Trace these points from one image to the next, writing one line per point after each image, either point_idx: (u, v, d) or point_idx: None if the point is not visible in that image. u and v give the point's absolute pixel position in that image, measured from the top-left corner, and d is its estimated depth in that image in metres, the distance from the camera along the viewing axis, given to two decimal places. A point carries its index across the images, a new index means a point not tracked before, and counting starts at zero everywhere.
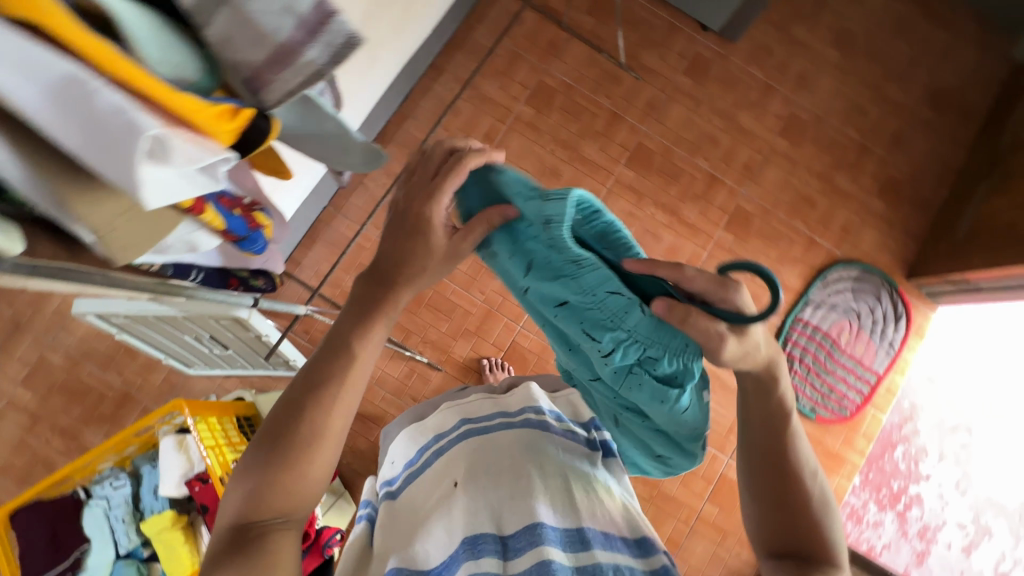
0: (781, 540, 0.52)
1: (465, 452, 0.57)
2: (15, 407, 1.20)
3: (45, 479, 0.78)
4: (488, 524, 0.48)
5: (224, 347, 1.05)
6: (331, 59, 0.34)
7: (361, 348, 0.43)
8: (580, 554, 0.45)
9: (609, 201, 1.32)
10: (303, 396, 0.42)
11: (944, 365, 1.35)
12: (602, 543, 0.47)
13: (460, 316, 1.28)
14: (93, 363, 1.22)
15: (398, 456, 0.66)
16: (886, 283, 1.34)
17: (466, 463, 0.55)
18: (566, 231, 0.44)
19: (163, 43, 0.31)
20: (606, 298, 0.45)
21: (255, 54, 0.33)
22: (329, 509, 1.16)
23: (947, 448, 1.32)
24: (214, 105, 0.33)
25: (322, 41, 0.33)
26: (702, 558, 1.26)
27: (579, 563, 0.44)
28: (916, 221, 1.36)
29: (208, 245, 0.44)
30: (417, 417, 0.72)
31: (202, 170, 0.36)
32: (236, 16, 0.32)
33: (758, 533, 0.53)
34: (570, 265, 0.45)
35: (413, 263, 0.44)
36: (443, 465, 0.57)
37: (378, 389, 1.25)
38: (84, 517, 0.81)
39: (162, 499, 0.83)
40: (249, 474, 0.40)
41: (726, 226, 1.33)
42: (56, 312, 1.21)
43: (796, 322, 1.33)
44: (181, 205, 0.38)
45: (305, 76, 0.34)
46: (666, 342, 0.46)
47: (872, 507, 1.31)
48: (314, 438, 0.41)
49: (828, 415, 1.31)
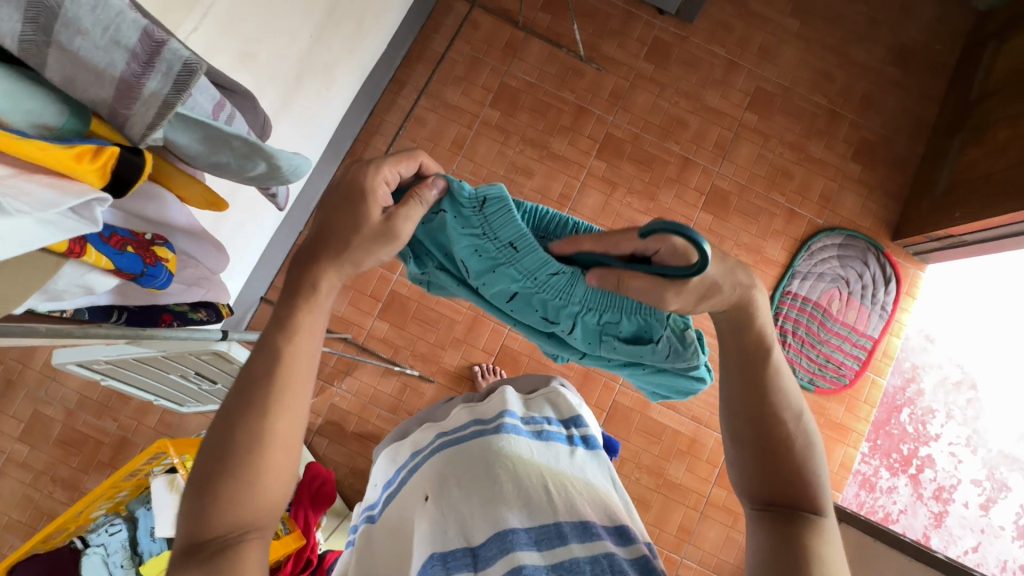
0: (769, 489, 0.50)
1: (438, 466, 0.56)
2: (14, 463, 1.20)
3: (41, 530, 0.80)
4: (459, 536, 0.48)
5: (211, 382, 1.05)
6: (174, 87, 0.37)
7: (299, 342, 0.45)
8: (556, 551, 0.45)
9: (584, 196, 1.31)
10: (242, 405, 0.43)
11: (941, 323, 1.33)
12: (579, 535, 0.47)
13: (447, 326, 1.28)
14: (87, 411, 1.22)
15: (380, 479, 0.66)
16: (872, 247, 1.32)
17: (439, 475, 0.55)
18: (500, 218, 0.49)
19: (5, 90, 0.34)
20: (550, 278, 0.51)
21: (101, 91, 0.36)
22: (335, 532, 1.16)
23: (953, 406, 1.31)
24: (70, 147, 0.35)
25: (159, 71, 0.36)
26: (716, 543, 1.25)
27: (554, 561, 0.44)
28: (895, 180, 1.35)
29: (108, 285, 0.45)
30: (400, 435, 0.72)
31: (71, 214, 0.37)
32: (68, 56, 0.34)
33: (745, 485, 0.51)
34: (511, 255, 0.51)
35: (343, 241, 0.45)
36: (418, 480, 0.57)
37: (373, 407, 1.25)
38: (82, 566, 0.80)
39: (159, 540, 0.83)
40: (190, 495, 0.42)
41: (704, 207, 1.32)
42: (45, 365, 1.22)
43: (785, 295, 1.31)
44: (55, 249, 0.39)
45: (155, 107, 0.37)
46: (617, 304, 0.52)
47: (884, 473, 1.29)
48: (253, 446, 0.42)
49: (828, 385, 1.29)
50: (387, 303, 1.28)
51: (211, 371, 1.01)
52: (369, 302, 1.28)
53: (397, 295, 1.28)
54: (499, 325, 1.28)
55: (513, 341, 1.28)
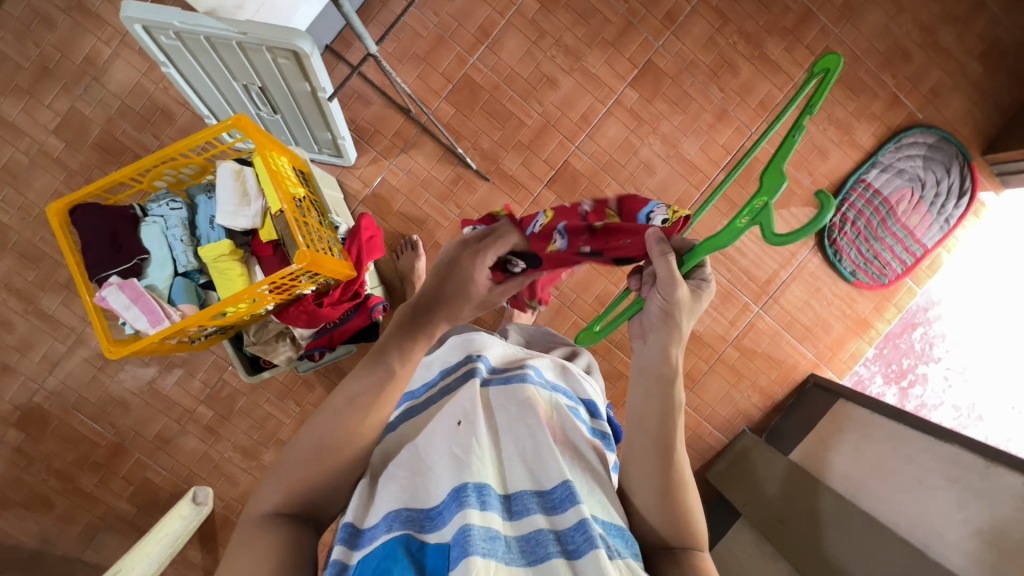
0: (665, 496, 0.61)
1: (445, 429, 0.60)
2: (45, 155, 1.14)
3: (110, 177, 0.73)
4: (455, 417, 0.61)
5: (273, 110, 0.99)
6: None
7: None
8: (541, 484, 0.57)
9: (694, 25, 1.21)
10: None
11: (984, 267, 1.31)
12: (486, 552, 0.47)
13: (514, 127, 1.20)
14: (128, 123, 1.15)
15: (403, 477, 0.56)
16: (961, 156, 1.25)
17: (471, 404, 0.61)
18: None
19: None
20: None
21: None
22: (335, 357, 1.00)
23: (963, 335, 1.29)
24: None
25: None
26: (715, 395, 1.30)
27: (539, 487, 0.57)
28: (1009, 92, 1.27)
29: None
30: (405, 481, 0.56)
31: None
32: None
33: (659, 485, 0.61)
34: None
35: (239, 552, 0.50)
36: (453, 402, 0.63)
37: (423, 191, 1.19)
38: (143, 230, 0.77)
39: (219, 230, 0.80)
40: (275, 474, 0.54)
41: (810, 69, 1.24)
42: (86, 61, 1.12)
43: (858, 182, 1.26)
44: None
45: None
46: None
47: (878, 379, 1.32)
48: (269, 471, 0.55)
49: (866, 280, 1.29)
50: (458, 86, 1.18)
51: (280, 93, 0.93)
52: (439, 80, 1.17)
53: (470, 81, 1.18)
54: (567, 140, 1.21)
55: (577, 160, 1.21)
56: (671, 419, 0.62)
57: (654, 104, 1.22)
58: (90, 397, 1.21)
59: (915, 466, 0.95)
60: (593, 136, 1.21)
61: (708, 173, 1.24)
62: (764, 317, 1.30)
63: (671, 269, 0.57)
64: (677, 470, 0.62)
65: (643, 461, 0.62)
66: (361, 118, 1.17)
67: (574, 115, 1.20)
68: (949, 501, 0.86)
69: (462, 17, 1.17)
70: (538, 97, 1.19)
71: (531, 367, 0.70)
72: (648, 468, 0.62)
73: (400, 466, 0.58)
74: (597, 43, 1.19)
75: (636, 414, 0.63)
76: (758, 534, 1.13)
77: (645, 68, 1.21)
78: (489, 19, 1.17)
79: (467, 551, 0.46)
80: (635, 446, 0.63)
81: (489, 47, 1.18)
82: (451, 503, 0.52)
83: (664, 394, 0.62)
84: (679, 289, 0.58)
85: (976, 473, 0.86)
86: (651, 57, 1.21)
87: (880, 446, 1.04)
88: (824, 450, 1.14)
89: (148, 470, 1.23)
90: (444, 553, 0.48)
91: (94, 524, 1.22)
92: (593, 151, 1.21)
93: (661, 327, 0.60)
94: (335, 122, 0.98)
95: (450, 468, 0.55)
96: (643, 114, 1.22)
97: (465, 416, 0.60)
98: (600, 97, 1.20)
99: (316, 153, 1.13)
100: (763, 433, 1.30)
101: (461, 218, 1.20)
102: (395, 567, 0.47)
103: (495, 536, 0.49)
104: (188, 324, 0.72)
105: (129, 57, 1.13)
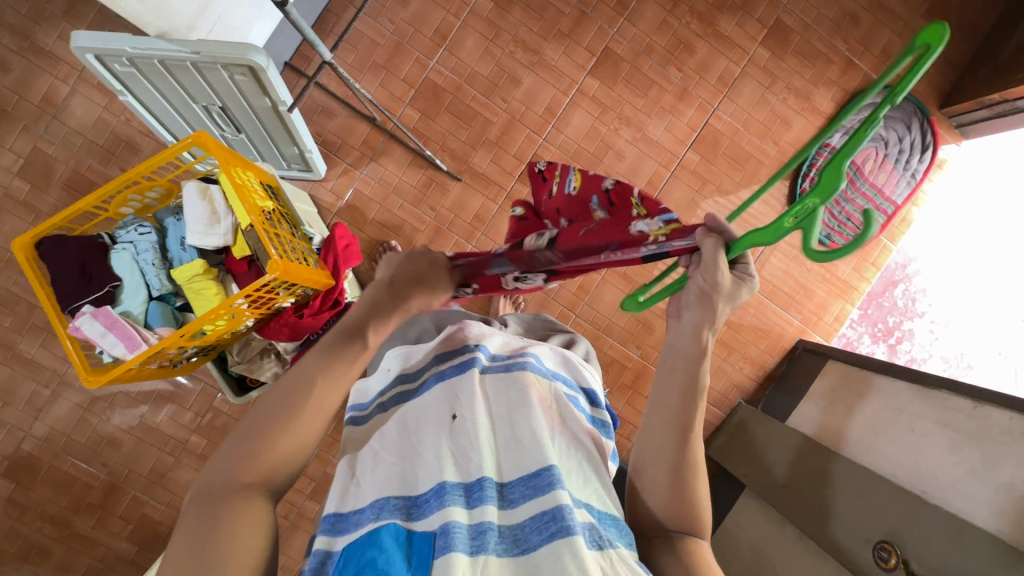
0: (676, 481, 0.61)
1: (437, 422, 0.58)
2: (10, 198, 1.13)
3: (74, 207, 0.73)
4: (448, 410, 0.58)
5: (237, 130, 0.99)
6: None
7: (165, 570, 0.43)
8: None
9: (646, 9, 1.23)
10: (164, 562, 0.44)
11: (959, 219, 1.33)
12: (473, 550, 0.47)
13: (481, 125, 1.21)
14: (92, 158, 1.14)
15: (390, 470, 0.56)
16: (920, 112, 1.28)
17: (464, 392, 0.59)
18: None
19: None
20: None
21: None
22: None
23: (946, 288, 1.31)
24: None
25: None
26: (707, 371, 1.31)
27: None
28: (958, 45, 1.31)
29: None
30: (397, 473, 0.55)
31: None
32: None
33: (672, 467, 0.61)
34: None
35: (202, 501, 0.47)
36: (444, 391, 0.61)
37: (396, 198, 1.20)
38: (113, 257, 0.76)
39: (191, 250, 0.79)
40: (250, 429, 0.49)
41: (764, 41, 1.26)
42: (45, 100, 1.12)
43: (823, 147, 1.28)
44: None
45: None
46: None
47: (866, 339, 1.34)
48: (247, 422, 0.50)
49: (843, 242, 1.30)
50: (421, 91, 1.19)
51: (242, 111, 0.93)
52: (401, 86, 1.18)
53: (432, 84, 1.19)
54: (534, 133, 1.22)
55: (546, 152, 1.22)
56: (695, 402, 0.61)
57: (615, 90, 1.23)
58: (80, 439, 1.19)
59: (907, 416, 0.97)
60: (560, 127, 1.22)
61: (676, 151, 1.26)
62: None
63: (717, 258, 0.54)
64: (689, 456, 0.61)
65: (662, 446, 0.61)
66: (327, 131, 1.17)
67: (538, 108, 1.21)
68: (942, 445, 0.87)
69: (418, 23, 1.18)
70: (501, 93, 1.20)
71: (532, 354, 0.66)
72: (664, 451, 0.61)
73: (390, 458, 0.57)
74: (553, 35, 1.21)
75: (657, 387, 0.63)
76: (764, 503, 1.13)
77: (603, 56, 1.23)
78: (445, 22, 1.18)
79: (449, 547, 0.46)
80: (654, 422, 0.62)
81: (448, 49, 1.19)
82: (436, 495, 0.51)
83: (687, 372, 0.61)
84: (721, 275, 0.55)
85: (965, 415, 0.87)
86: (607, 44, 1.22)
87: (870, 403, 1.05)
88: (818, 413, 1.15)
89: (145, 506, 1.21)
90: (430, 542, 0.48)
91: (93, 567, 1.19)
92: (561, 141, 1.23)
93: (696, 306, 0.58)
94: (300, 135, 0.98)
95: (440, 457, 0.54)
96: (605, 100, 1.23)
97: (459, 407, 0.58)
98: (562, 88, 1.22)
99: (285, 169, 1.13)
100: (759, 404, 1.31)
101: (437, 220, 1.20)
102: (380, 558, 0.46)
103: (485, 530, 0.49)
104: (166, 346, 0.71)
105: (88, 92, 1.13)
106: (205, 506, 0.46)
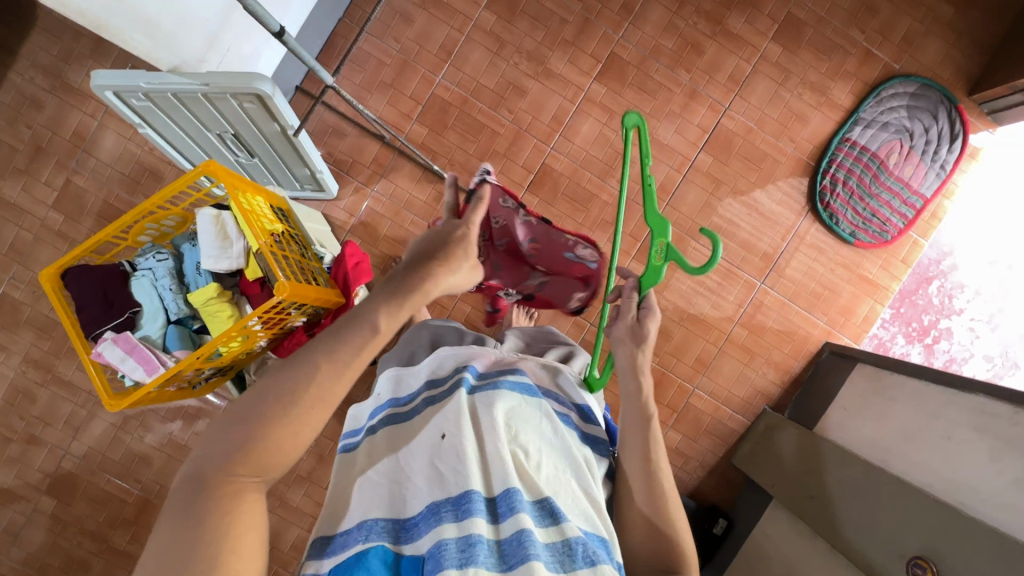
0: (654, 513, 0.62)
1: (427, 442, 0.58)
2: (47, 229, 1.19)
3: (95, 238, 0.76)
4: (436, 429, 0.58)
5: (249, 154, 1.02)
6: None
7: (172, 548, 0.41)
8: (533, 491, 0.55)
9: (651, 11, 1.21)
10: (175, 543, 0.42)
11: (993, 209, 1.26)
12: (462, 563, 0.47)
13: (488, 137, 1.21)
14: (120, 187, 1.20)
15: (379, 492, 0.55)
16: (946, 100, 1.22)
17: (451, 412, 0.59)
18: None
19: None
20: None
21: None
22: None
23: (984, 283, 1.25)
24: None
25: None
26: (729, 377, 1.27)
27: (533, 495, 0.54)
28: (986, 28, 1.24)
29: None
30: (385, 495, 0.55)
31: None
32: None
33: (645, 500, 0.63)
34: None
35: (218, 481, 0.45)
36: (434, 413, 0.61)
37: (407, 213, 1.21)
38: (133, 284, 0.80)
39: (205, 274, 0.82)
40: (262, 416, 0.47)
41: (775, 37, 1.23)
42: (75, 135, 1.18)
43: (842, 142, 1.24)
44: None
45: None
46: None
47: (900, 340, 1.26)
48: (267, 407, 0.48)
49: (868, 239, 1.25)
50: (428, 106, 1.20)
51: (253, 136, 0.96)
52: (409, 104, 1.20)
53: (438, 99, 1.20)
54: (542, 143, 1.22)
55: (555, 161, 1.22)
56: (653, 432, 0.66)
57: (623, 95, 1.22)
58: (115, 457, 1.23)
59: (941, 421, 0.91)
60: (567, 135, 1.22)
61: (688, 154, 1.23)
62: (769, 291, 1.27)
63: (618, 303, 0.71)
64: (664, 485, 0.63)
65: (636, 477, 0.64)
66: (338, 150, 1.20)
67: (545, 117, 1.21)
68: (982, 453, 0.82)
69: (423, 40, 1.19)
70: (507, 104, 1.21)
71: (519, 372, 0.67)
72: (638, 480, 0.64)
73: (378, 480, 0.57)
74: (557, 44, 1.21)
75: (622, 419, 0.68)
76: (792, 515, 1.09)
77: (609, 62, 1.22)
78: (449, 37, 1.20)
79: (441, 565, 0.46)
80: (625, 453, 0.66)
81: (453, 64, 1.20)
82: (428, 516, 0.51)
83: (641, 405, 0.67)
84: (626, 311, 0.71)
85: (1006, 421, 0.82)
86: (613, 50, 1.21)
87: (903, 409, 0.99)
88: (847, 419, 1.10)
89: None
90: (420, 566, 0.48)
91: None
92: (570, 150, 1.22)
93: (627, 343, 0.69)
94: (309, 157, 1.01)
95: (429, 479, 0.54)
96: (613, 106, 1.22)
97: (447, 426, 0.58)
98: (568, 97, 1.21)
99: (298, 190, 1.16)
100: (785, 411, 1.26)
101: None
102: None
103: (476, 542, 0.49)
104: (182, 368, 0.74)
105: (114, 125, 1.19)
106: (193, 490, 0.44)
